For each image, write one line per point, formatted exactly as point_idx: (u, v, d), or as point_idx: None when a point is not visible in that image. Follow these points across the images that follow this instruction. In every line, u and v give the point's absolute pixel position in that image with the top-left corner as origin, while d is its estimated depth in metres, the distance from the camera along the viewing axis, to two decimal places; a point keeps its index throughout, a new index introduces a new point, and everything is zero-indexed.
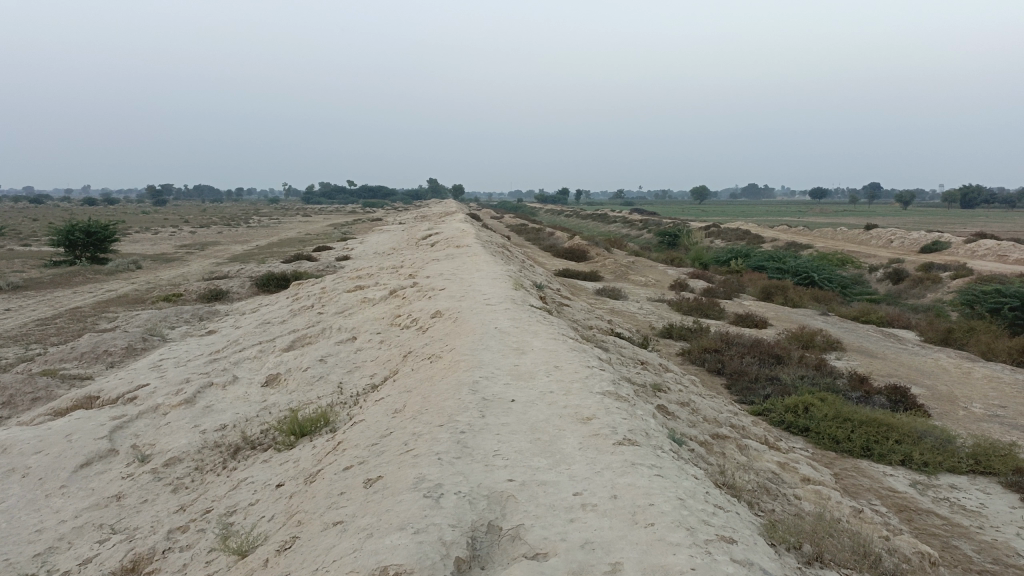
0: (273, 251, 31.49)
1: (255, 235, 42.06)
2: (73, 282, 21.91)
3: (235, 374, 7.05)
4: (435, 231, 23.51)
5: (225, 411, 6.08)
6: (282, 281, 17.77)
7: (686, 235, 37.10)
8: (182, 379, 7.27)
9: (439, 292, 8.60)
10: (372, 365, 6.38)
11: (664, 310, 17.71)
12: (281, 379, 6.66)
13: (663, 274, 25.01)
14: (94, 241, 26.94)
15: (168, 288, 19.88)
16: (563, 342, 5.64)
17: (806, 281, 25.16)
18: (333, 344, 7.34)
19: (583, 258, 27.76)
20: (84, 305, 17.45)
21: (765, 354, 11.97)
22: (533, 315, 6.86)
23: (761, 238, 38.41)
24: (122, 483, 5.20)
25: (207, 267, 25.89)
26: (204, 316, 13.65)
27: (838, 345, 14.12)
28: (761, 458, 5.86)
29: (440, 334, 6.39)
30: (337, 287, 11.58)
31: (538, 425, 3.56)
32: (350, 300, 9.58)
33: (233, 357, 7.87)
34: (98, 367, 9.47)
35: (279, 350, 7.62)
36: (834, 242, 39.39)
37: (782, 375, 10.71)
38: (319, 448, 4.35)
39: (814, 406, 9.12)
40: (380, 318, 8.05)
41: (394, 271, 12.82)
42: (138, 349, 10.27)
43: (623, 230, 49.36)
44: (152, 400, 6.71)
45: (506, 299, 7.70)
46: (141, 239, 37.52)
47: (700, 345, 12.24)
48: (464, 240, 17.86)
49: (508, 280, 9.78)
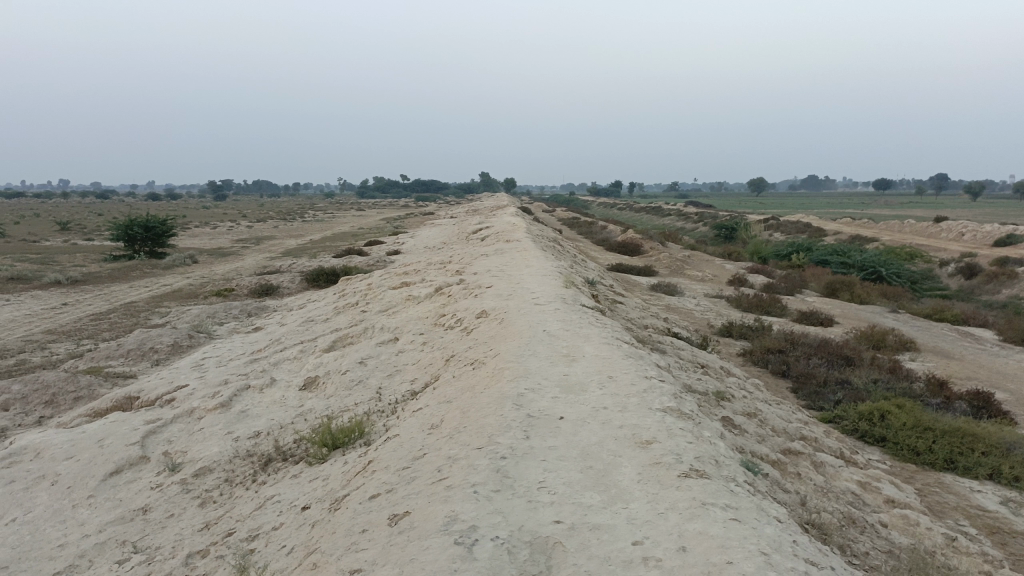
0: (325, 246, 31.60)
1: (309, 229, 42.46)
2: (130, 276, 22.23)
3: (273, 376, 6.75)
4: (486, 226, 23.18)
5: (259, 416, 5.78)
6: (332, 277, 17.64)
7: (744, 227, 36.01)
8: (221, 380, 7.01)
9: (486, 290, 8.20)
10: (413, 369, 6.00)
11: (723, 306, 17.02)
12: (318, 382, 6.35)
13: (720, 269, 24.21)
14: (152, 236, 27.36)
15: (221, 283, 19.98)
16: (618, 347, 5.17)
17: (872, 276, 24.06)
18: (375, 346, 7.00)
19: (637, 252, 27.12)
20: (139, 300, 17.60)
21: (833, 356, 11.25)
22: (585, 316, 6.41)
23: (822, 231, 37.08)
24: (149, 493, 4.93)
25: (260, 262, 26.01)
26: (253, 312, 13.53)
27: (910, 345, 13.25)
28: (838, 477, 5.30)
29: (485, 336, 5.99)
30: (383, 284, 11.29)
31: (591, 451, 3.12)
32: (395, 297, 9.25)
33: (274, 357, 7.60)
34: (144, 364, 9.35)
35: (320, 350, 7.33)
36: (901, 235, 37.70)
37: (853, 379, 10.01)
38: (350, 466, 3.97)
39: (891, 414, 8.44)
40: (424, 317, 7.69)
41: (442, 267, 12.46)
42: (183, 346, 10.13)
43: (678, 223, 48.35)
44: (188, 403, 6.46)
45: (556, 299, 7.25)
46: (199, 234, 38.14)
47: (763, 345, 11.58)
48: (515, 235, 17.45)
49: (559, 277, 9.32)
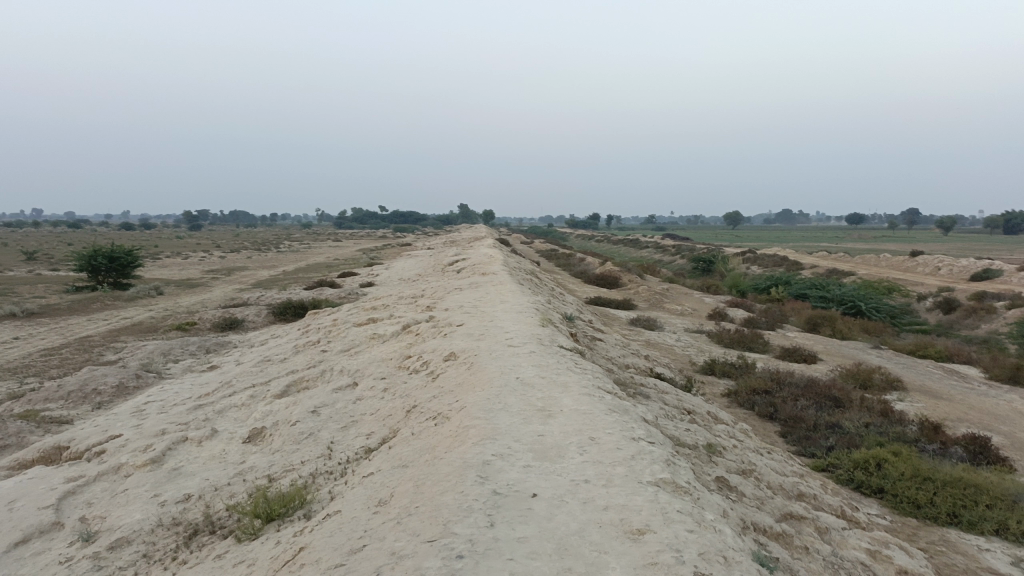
0: (297, 277, 30.87)
1: (283, 260, 41.66)
2: (91, 308, 21.34)
3: (216, 426, 6.06)
4: (462, 258, 22.63)
5: (194, 476, 5.09)
6: (300, 310, 16.95)
7: (722, 261, 35.79)
8: (159, 429, 6.29)
9: (456, 329, 7.58)
10: (371, 420, 5.35)
11: (703, 342, 16.52)
12: (264, 433, 5.67)
13: (699, 302, 23.81)
14: (117, 266, 26.47)
15: (185, 316, 19.20)
16: (599, 399, 4.58)
17: (852, 310, 23.77)
18: (331, 391, 6.34)
19: (616, 285, 26.68)
20: (95, 334, 16.74)
21: (822, 397, 10.74)
22: (562, 360, 5.82)
23: (800, 264, 36.94)
24: (55, 569, 4.21)
25: (228, 294, 25.19)
26: (212, 348, 12.79)
27: (898, 385, 12.78)
28: (846, 545, 4.70)
29: (451, 384, 5.37)
30: (348, 320, 10.64)
31: (570, 544, 2.51)
32: (358, 336, 8.59)
33: (221, 402, 6.90)
34: (84, 408, 8.58)
35: (271, 395, 6.64)
36: (878, 269, 37.61)
37: (844, 422, 9.48)
38: (282, 547, 3.31)
39: (888, 463, 7.89)
40: (388, 359, 7.04)
41: (413, 301, 11.85)
42: (130, 387, 9.37)
43: (656, 255, 48.17)
44: (117, 458, 5.74)
45: (531, 340, 6.65)
46: (169, 264, 37.25)
47: (748, 385, 11.05)
48: (491, 267, 16.90)
49: (534, 314, 8.74)
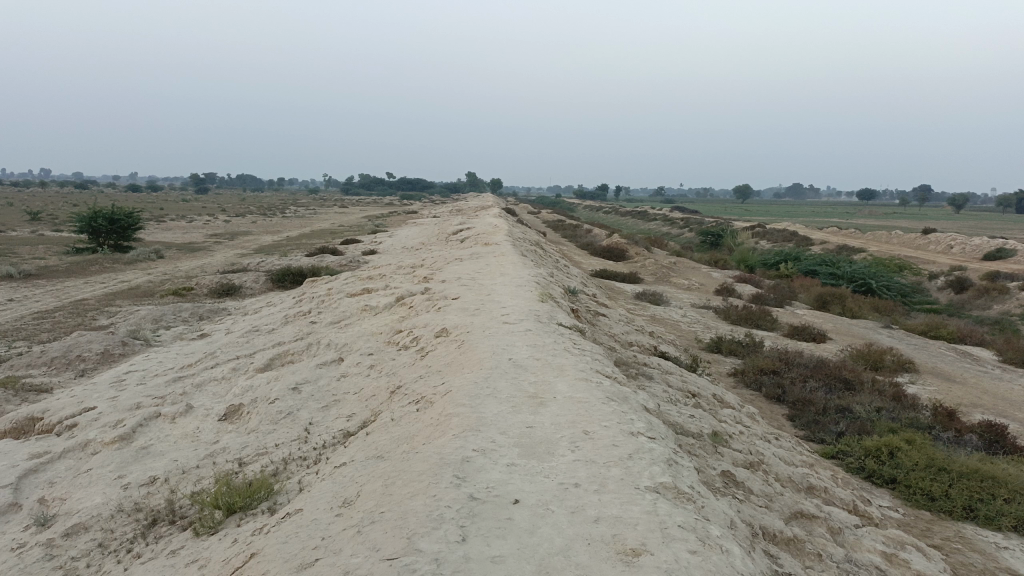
0: (300, 243, 30.50)
1: (287, 225, 41.23)
2: (89, 270, 21.06)
3: (193, 401, 5.72)
4: (466, 227, 22.22)
5: (163, 456, 4.77)
6: (299, 277, 16.61)
7: (731, 235, 35.26)
8: (134, 403, 5.97)
9: (451, 303, 7.21)
10: (353, 400, 5.00)
11: (710, 318, 16.15)
12: (241, 411, 5.34)
13: (706, 277, 23.37)
14: (117, 229, 26.14)
15: (183, 280, 18.90)
16: (597, 385, 4.21)
17: (862, 288, 23.32)
18: (315, 367, 6.00)
19: (622, 257, 26.26)
20: (90, 298, 16.42)
21: (832, 379, 10.37)
22: (559, 339, 5.44)
23: (809, 240, 36.37)
24: (5, 556, 3.88)
25: (229, 259, 24.82)
26: (205, 315, 12.46)
27: (909, 367, 12.40)
28: (859, 546, 4.34)
29: (440, 364, 5.00)
30: (344, 289, 10.28)
31: (552, 565, 2.16)
32: (350, 307, 8.23)
33: (202, 374, 6.57)
34: (66, 377, 8.27)
35: (253, 369, 6.30)
36: (888, 247, 36.97)
37: (854, 406, 9.12)
38: (237, 549, 2.97)
39: (901, 452, 7.53)
40: (378, 333, 6.69)
41: (411, 272, 11.47)
42: (115, 355, 9.05)
43: (664, 228, 47.60)
44: (85, 433, 5.41)
45: (528, 316, 6.27)
46: (173, 226, 36.93)
47: (756, 365, 10.68)
48: (494, 237, 16.49)
49: (534, 288, 8.35)
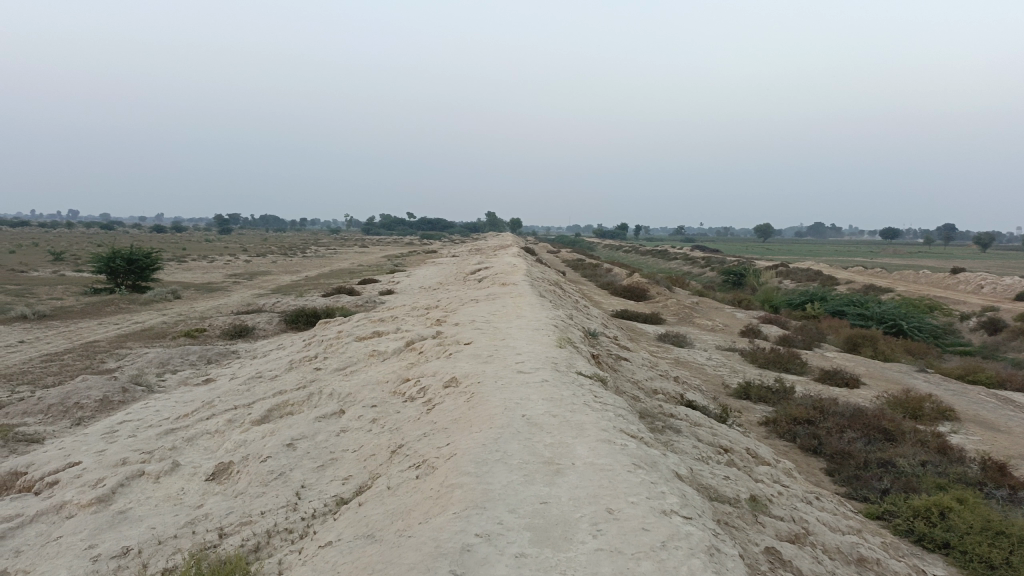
0: (318, 283, 30.32)
1: (306, 265, 41.17)
2: (105, 311, 20.89)
3: (182, 458, 5.29)
4: (485, 266, 21.88)
5: (141, 523, 4.31)
6: (313, 318, 16.27)
7: (754, 274, 34.71)
8: (120, 459, 5.54)
9: (463, 349, 6.76)
10: (351, 460, 4.54)
11: (736, 360, 15.57)
12: (231, 469, 4.90)
13: (730, 317, 22.79)
14: (135, 269, 26.04)
15: (197, 322, 18.63)
16: (622, 447, 3.72)
17: (892, 330, 22.61)
18: (313, 419, 5.55)
19: (643, 297, 25.76)
20: (102, 340, 16.16)
21: (870, 428, 9.74)
22: (579, 391, 4.96)
23: (835, 279, 35.64)
24: None
25: (245, 299, 24.61)
26: (214, 359, 12.08)
27: (950, 415, 11.72)
28: None
29: (447, 419, 4.54)
30: (355, 332, 9.87)
31: None
32: (358, 352, 7.79)
33: (197, 426, 6.15)
34: (61, 426, 7.86)
35: (249, 421, 5.85)
36: (916, 286, 36.06)
37: (897, 460, 8.50)
38: None
39: (953, 513, 6.88)
40: (384, 382, 6.25)
41: (425, 314, 11.07)
42: (114, 402, 8.64)
43: (685, 267, 47.03)
44: (63, 493, 4.98)
45: (545, 365, 5.80)
46: (193, 267, 36.96)
47: (788, 413, 10.09)
48: (513, 277, 16.12)
49: (552, 331, 7.89)
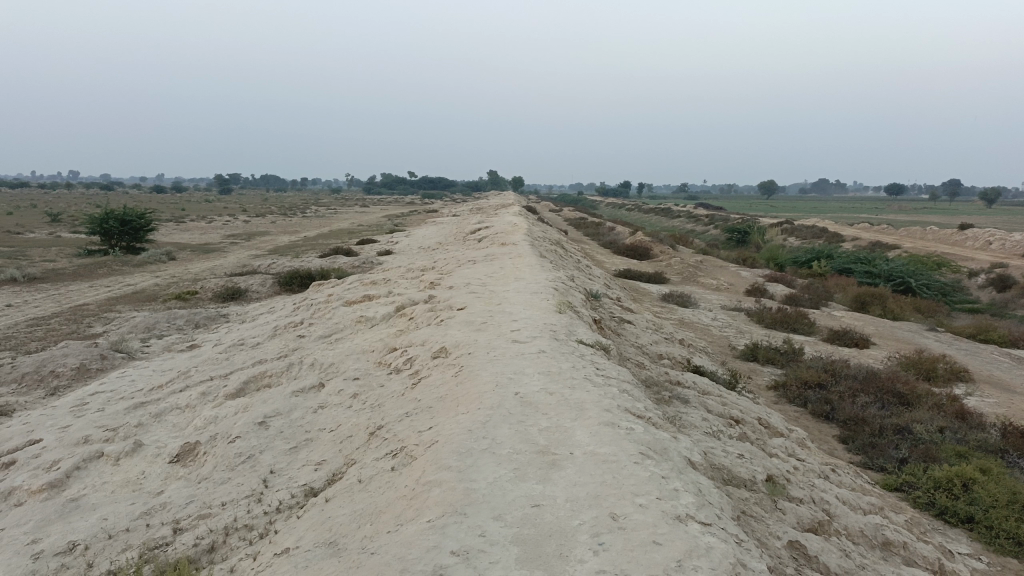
0: (316, 243, 29.77)
1: (306, 225, 40.53)
2: (96, 274, 20.42)
3: (148, 437, 4.86)
4: (485, 225, 21.34)
5: (93, 513, 3.88)
6: (308, 279, 15.79)
7: (759, 232, 34.11)
8: (82, 437, 5.11)
9: (456, 315, 6.27)
10: (326, 441, 4.10)
11: (742, 320, 15.14)
12: (198, 451, 4.47)
13: (735, 276, 22.30)
14: (129, 230, 25.51)
15: (190, 284, 18.15)
16: (628, 432, 3.26)
17: (901, 287, 22.11)
18: (291, 393, 5.10)
19: (646, 256, 25.25)
20: (92, 303, 15.71)
21: (884, 393, 9.30)
22: (579, 364, 4.48)
23: (840, 236, 35.02)
24: None
25: (241, 260, 24.09)
26: (202, 323, 11.63)
27: (965, 376, 11.29)
28: None
29: (433, 396, 4.08)
30: (346, 294, 9.40)
31: None
32: (345, 317, 7.33)
33: (168, 400, 5.71)
34: (34, 396, 7.45)
35: (223, 395, 5.42)
36: (923, 243, 35.41)
37: (915, 426, 8.07)
38: None
39: (977, 485, 6.46)
40: (369, 351, 5.78)
41: (419, 275, 10.59)
42: (92, 371, 8.22)
43: (689, 225, 46.38)
44: (15, 476, 4.55)
45: (543, 333, 5.33)
46: (190, 227, 36.42)
47: (799, 377, 9.67)
48: (512, 236, 15.58)
49: (551, 295, 7.39)
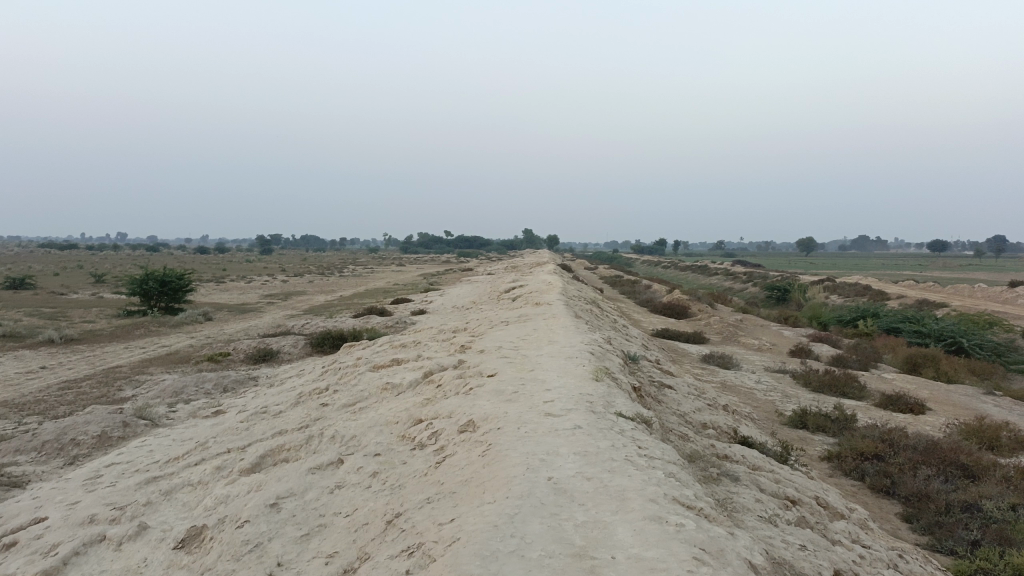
0: (352, 303, 29.79)
1: (342, 284, 40.76)
2: (133, 335, 20.52)
3: (155, 519, 4.53)
4: (520, 284, 21.08)
5: None
6: (340, 340, 15.59)
7: (800, 290, 33.33)
8: (88, 515, 4.80)
9: (486, 383, 5.90)
10: (341, 529, 3.72)
11: (787, 383, 14.50)
12: (205, 536, 4.13)
13: (778, 336, 21.62)
14: (168, 291, 25.72)
15: (224, 345, 18.08)
16: (677, 530, 2.83)
17: (952, 348, 21.19)
18: (307, 470, 4.75)
19: (685, 315, 24.70)
20: (125, 365, 15.66)
21: (947, 464, 8.62)
22: (619, 442, 4.07)
23: (885, 294, 34.06)
24: None
25: (276, 320, 24.10)
26: (230, 387, 11.40)
27: None
28: None
29: (458, 479, 3.69)
30: (375, 358, 9.11)
31: None
32: (372, 384, 7.01)
33: (181, 475, 5.40)
34: (52, 466, 7.20)
35: (237, 470, 5.09)
36: (972, 301, 34.28)
37: (986, 503, 7.40)
38: None
39: None
40: (393, 423, 5.42)
41: (450, 338, 10.28)
42: (113, 439, 7.98)
43: (727, 283, 45.69)
44: (13, 561, 4.25)
45: (580, 405, 4.92)
46: (230, 287, 36.80)
47: (854, 448, 9.05)
48: (548, 296, 15.26)
49: (588, 360, 6.98)
